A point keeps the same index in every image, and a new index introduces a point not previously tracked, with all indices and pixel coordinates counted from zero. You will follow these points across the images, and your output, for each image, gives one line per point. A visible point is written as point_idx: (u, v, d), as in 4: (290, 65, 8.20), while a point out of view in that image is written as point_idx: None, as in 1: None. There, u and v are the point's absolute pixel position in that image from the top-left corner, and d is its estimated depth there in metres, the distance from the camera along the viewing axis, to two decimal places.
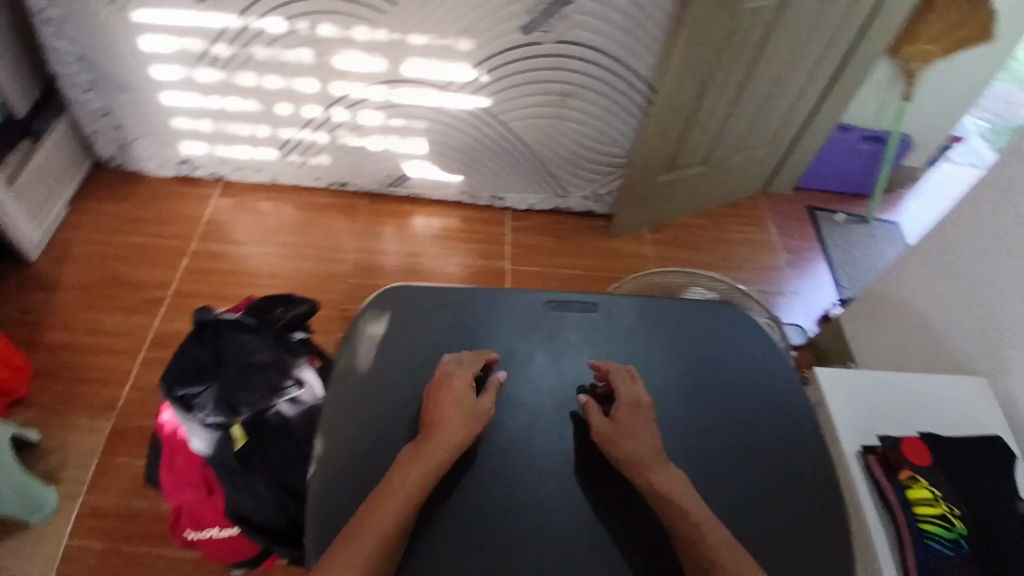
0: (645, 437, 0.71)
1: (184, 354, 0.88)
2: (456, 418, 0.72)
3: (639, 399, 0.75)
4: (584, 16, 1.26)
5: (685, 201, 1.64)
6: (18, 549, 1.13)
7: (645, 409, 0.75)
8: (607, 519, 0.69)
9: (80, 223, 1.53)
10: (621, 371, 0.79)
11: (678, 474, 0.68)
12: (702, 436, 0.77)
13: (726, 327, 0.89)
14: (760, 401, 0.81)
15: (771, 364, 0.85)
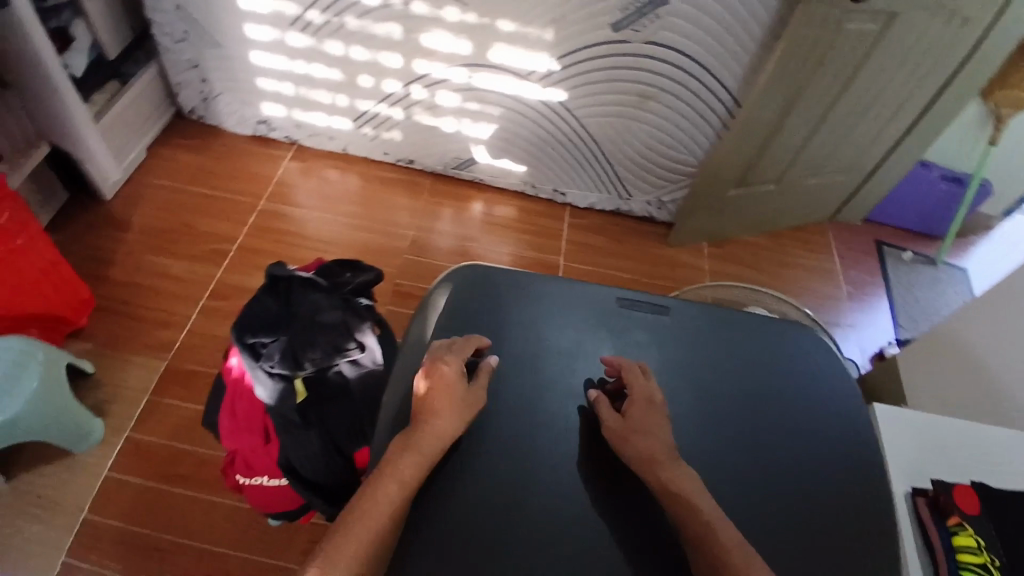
0: (657, 434, 0.68)
1: (256, 304, 0.90)
2: (450, 408, 0.68)
3: (650, 398, 0.72)
4: (676, 19, 1.24)
5: (749, 219, 1.61)
6: (66, 472, 1.17)
7: (655, 406, 0.71)
8: (606, 513, 0.68)
9: (156, 169, 1.58)
10: (632, 367, 0.75)
11: (689, 471, 0.65)
12: (766, 453, 0.75)
13: (800, 346, 0.85)
14: (827, 428, 0.79)
15: (844, 391, 0.82)
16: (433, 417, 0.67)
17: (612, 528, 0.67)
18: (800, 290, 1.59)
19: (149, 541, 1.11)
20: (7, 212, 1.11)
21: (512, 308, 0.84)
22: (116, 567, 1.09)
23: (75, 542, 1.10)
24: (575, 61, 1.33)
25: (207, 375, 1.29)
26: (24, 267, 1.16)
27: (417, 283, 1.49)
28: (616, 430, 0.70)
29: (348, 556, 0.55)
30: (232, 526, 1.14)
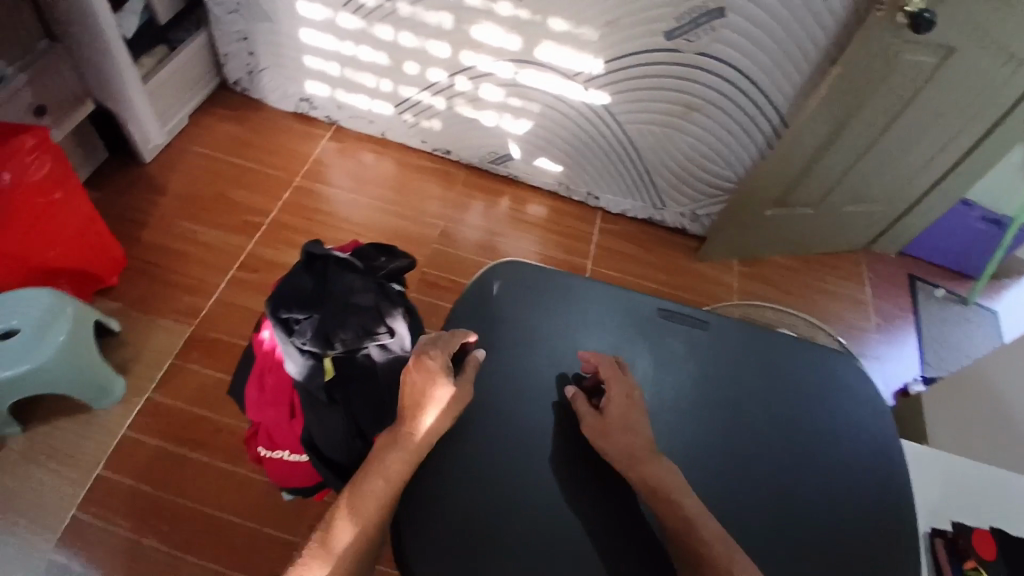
0: (636, 432, 0.68)
1: (291, 281, 0.90)
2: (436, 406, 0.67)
3: (630, 396, 0.71)
4: (731, 32, 1.22)
5: (784, 240, 1.59)
6: (84, 427, 1.17)
7: (633, 404, 0.71)
8: (591, 509, 0.71)
9: (196, 136, 1.59)
10: (609, 363, 0.75)
11: (669, 466, 0.65)
12: (792, 480, 0.74)
13: (837, 374, 0.83)
14: (858, 459, 0.77)
15: (877, 425, 0.80)
16: (417, 416, 0.66)
17: (604, 525, 0.70)
18: (826, 316, 1.57)
19: (160, 503, 1.12)
20: (48, 163, 1.12)
21: (551, 308, 0.85)
22: (125, 526, 1.09)
23: (87, 497, 1.11)
24: (622, 67, 1.33)
25: (230, 345, 1.30)
26: (61, 220, 1.17)
27: (443, 273, 1.48)
28: (593, 426, 0.70)
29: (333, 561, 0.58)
30: (242, 497, 1.15)
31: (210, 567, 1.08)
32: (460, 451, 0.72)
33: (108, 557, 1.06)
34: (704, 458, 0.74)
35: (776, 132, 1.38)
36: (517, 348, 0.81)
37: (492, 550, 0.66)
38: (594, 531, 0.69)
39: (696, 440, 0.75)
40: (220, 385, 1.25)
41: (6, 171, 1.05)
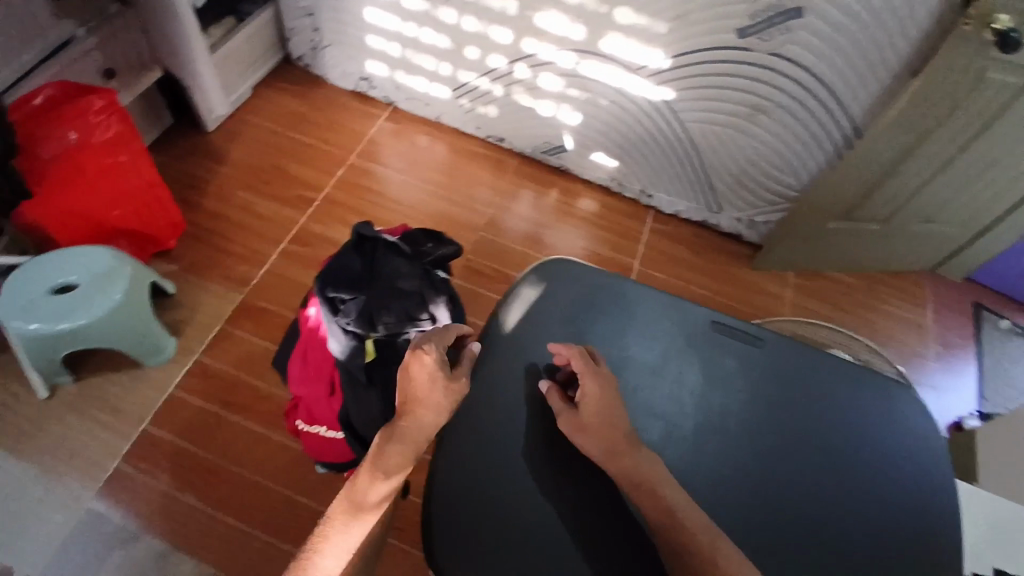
0: (611, 425, 0.66)
1: (341, 260, 0.92)
2: (428, 403, 0.65)
3: (603, 386, 0.69)
4: (808, 34, 1.16)
5: (844, 255, 1.52)
6: (135, 382, 1.22)
7: (609, 395, 0.69)
8: (592, 517, 0.69)
9: (258, 108, 1.62)
10: (580, 353, 0.72)
11: (653, 456, 0.65)
12: (829, 517, 0.70)
13: (899, 412, 0.77)
14: (903, 505, 0.72)
15: (933, 471, 0.74)
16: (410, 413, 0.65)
17: (601, 533, 0.68)
18: (879, 339, 1.51)
19: (200, 462, 1.16)
20: (116, 125, 1.17)
21: (601, 311, 0.81)
22: (167, 480, 1.14)
23: (134, 449, 1.16)
24: (688, 63, 1.28)
25: (276, 315, 1.33)
26: (126, 183, 1.22)
27: (488, 261, 1.48)
28: (571, 422, 0.68)
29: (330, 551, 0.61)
30: (278, 463, 1.18)
31: (243, 528, 1.11)
32: (494, 447, 0.72)
33: (148, 508, 1.11)
34: (746, 482, 0.71)
35: (846, 141, 1.32)
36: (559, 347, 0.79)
37: (505, 546, 0.67)
38: (593, 540, 0.68)
39: (739, 463, 0.72)
40: (265, 353, 1.29)
41: (71, 131, 1.12)
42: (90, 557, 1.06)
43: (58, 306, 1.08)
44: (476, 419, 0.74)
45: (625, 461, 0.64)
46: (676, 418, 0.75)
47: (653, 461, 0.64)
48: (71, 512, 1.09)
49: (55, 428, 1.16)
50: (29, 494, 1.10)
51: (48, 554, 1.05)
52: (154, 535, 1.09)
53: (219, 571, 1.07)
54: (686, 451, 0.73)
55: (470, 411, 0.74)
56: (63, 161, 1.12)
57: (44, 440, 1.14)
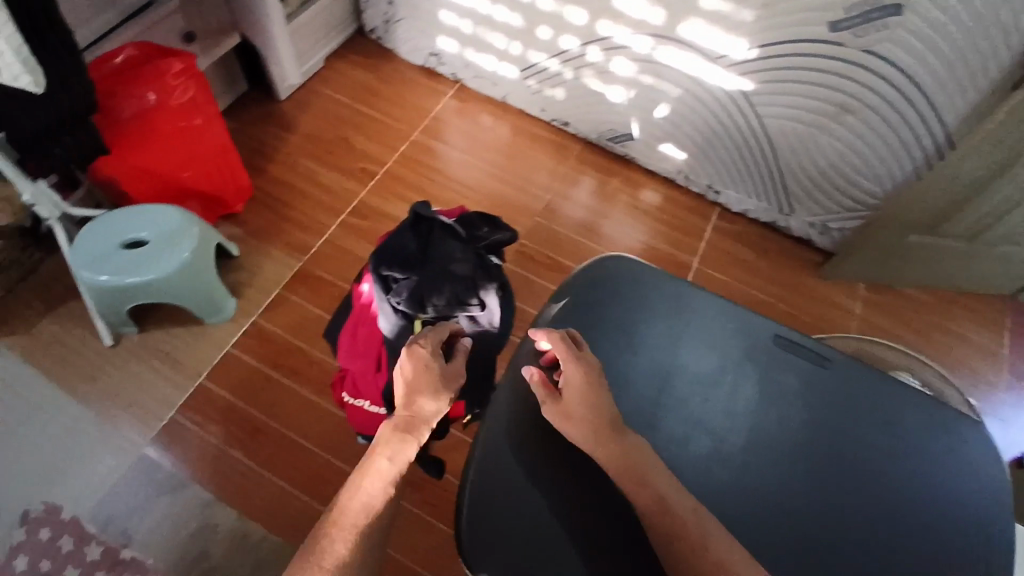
0: (597, 413, 0.66)
1: (396, 238, 0.92)
2: (428, 393, 0.71)
3: (586, 373, 0.68)
4: (909, 31, 1.07)
5: (925, 273, 1.42)
6: (195, 338, 1.28)
7: (591, 383, 0.68)
8: (606, 538, 0.67)
9: (329, 79, 1.64)
10: (560, 339, 0.71)
11: (638, 442, 0.65)
12: (879, 556, 0.66)
13: (976, 455, 0.70)
14: (965, 555, 0.66)
15: (1005, 523, 0.67)
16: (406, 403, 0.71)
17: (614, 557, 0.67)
18: (952, 363, 1.40)
19: (249, 420, 1.20)
20: (192, 89, 1.20)
21: (658, 315, 0.77)
22: (217, 434, 1.19)
23: (189, 402, 1.21)
24: (771, 55, 1.21)
25: (331, 285, 1.36)
26: (197, 146, 1.26)
27: (541, 248, 1.46)
28: (556, 412, 0.67)
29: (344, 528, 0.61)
30: (321, 429, 1.21)
31: (285, 488, 1.15)
32: (533, 452, 0.71)
33: (198, 459, 1.16)
34: (796, 510, 0.67)
35: (937, 153, 1.22)
36: (607, 347, 0.75)
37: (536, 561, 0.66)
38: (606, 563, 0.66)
39: (791, 489, 0.68)
40: (318, 321, 1.32)
41: (151, 92, 1.16)
42: (143, 500, 1.12)
43: (128, 261, 1.14)
44: (519, 421, 0.72)
45: (614, 448, 0.64)
46: (727, 433, 0.72)
47: (639, 447, 0.64)
48: (129, 456, 1.15)
49: (120, 375, 1.22)
50: (93, 435, 1.16)
51: (106, 493, 1.12)
52: (202, 485, 1.14)
53: (259, 527, 1.11)
54: (734, 468, 0.70)
55: (513, 415, 0.72)
56: (141, 122, 1.16)
57: (109, 386, 1.21)
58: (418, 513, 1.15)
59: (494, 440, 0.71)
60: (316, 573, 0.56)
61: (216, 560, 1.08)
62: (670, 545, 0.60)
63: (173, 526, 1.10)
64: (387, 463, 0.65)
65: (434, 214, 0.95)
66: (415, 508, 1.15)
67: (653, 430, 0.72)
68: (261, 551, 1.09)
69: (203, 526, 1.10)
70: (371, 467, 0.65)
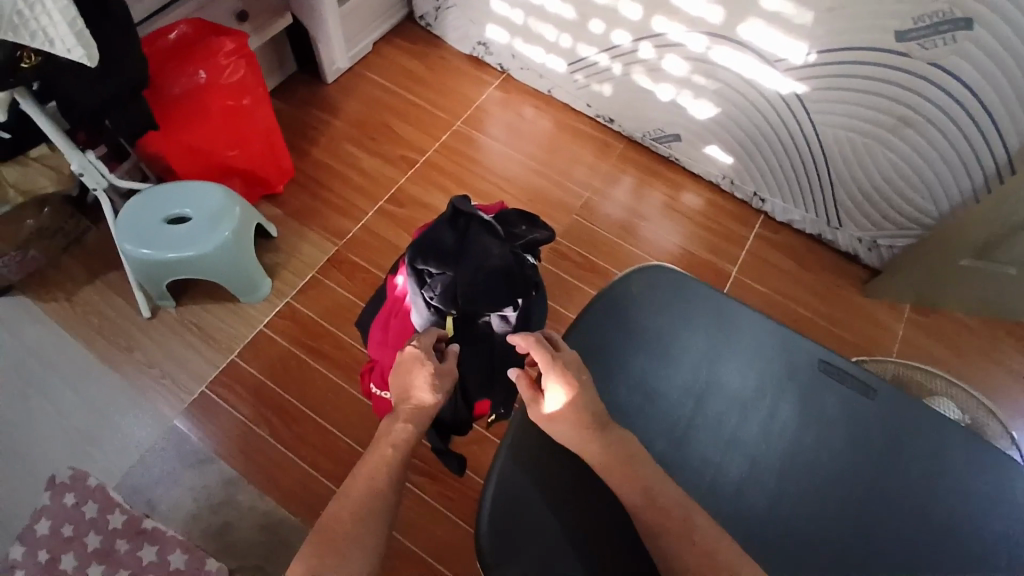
0: (580, 409, 0.65)
1: (433, 233, 0.91)
2: (424, 383, 0.74)
3: (564, 374, 0.67)
4: (982, 44, 1.02)
5: (977, 298, 1.35)
6: (229, 315, 1.29)
7: (571, 381, 0.67)
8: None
9: (375, 64, 1.64)
10: (536, 342, 0.70)
11: (621, 434, 0.65)
12: None
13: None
14: None
15: None
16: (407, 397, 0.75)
17: None
18: (999, 394, 1.33)
19: (277, 399, 1.22)
20: (242, 69, 1.21)
21: (698, 330, 0.75)
22: (244, 412, 1.20)
23: (219, 378, 1.23)
24: (831, 61, 1.16)
25: (364, 272, 1.36)
26: (245, 126, 1.27)
27: (576, 246, 1.44)
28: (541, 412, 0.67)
29: (356, 502, 0.62)
30: (347, 414, 1.22)
31: (307, 470, 1.16)
32: (553, 477, 0.69)
33: (225, 435, 1.18)
34: (829, 543, 0.65)
35: (999, 175, 1.16)
36: (640, 359, 0.73)
37: None
38: None
39: (825, 521, 0.66)
40: (350, 307, 1.32)
41: (201, 70, 1.17)
42: (170, 471, 1.14)
43: (170, 236, 1.16)
44: (539, 446, 0.70)
45: (595, 442, 0.64)
46: (761, 458, 0.69)
47: (626, 438, 0.65)
48: (158, 427, 1.18)
49: (155, 346, 1.25)
50: (126, 404, 1.19)
51: (136, 461, 1.15)
52: (226, 461, 1.16)
53: (280, 506, 1.13)
54: (767, 495, 0.67)
55: (530, 443, 0.70)
56: (191, 99, 1.18)
57: (143, 356, 1.24)
58: (436, 505, 1.15)
59: (512, 466, 0.69)
60: (333, 545, 0.58)
61: (236, 536, 1.10)
62: (657, 539, 0.60)
63: (197, 499, 1.12)
64: (392, 450, 0.69)
65: (473, 210, 0.93)
66: (434, 499, 1.15)
67: (684, 449, 0.70)
68: (280, 530, 1.11)
69: (226, 501, 1.12)
70: (376, 455, 0.68)
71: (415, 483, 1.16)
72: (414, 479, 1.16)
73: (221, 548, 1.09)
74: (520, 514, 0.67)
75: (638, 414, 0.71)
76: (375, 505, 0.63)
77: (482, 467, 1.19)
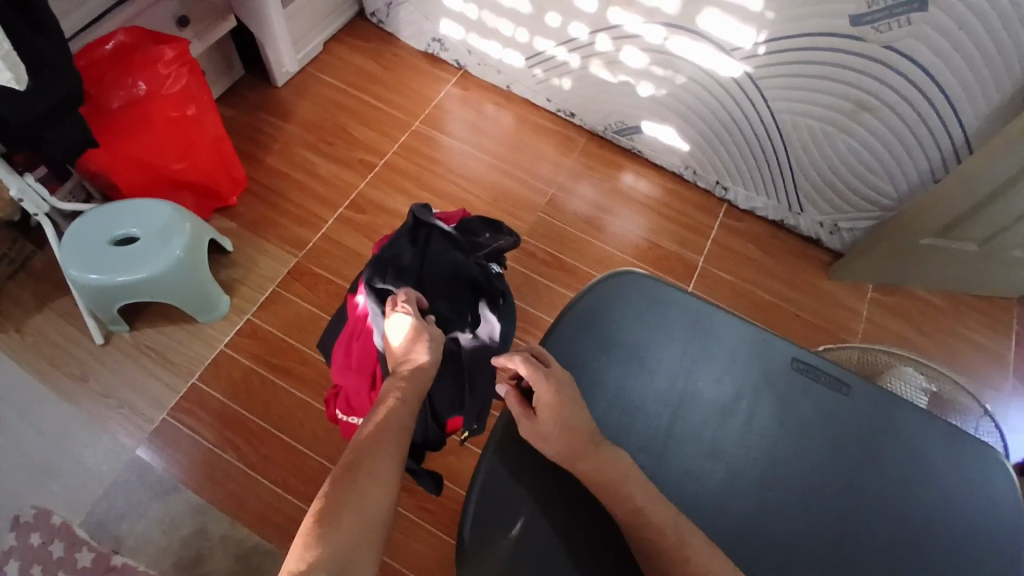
0: (572, 431, 0.63)
1: (393, 249, 0.92)
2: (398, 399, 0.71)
3: (558, 394, 0.65)
4: (934, 27, 1.03)
5: (937, 276, 1.38)
6: (188, 336, 1.24)
7: (565, 400, 0.65)
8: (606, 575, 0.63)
9: (327, 64, 1.58)
10: (527, 361, 0.68)
11: (609, 449, 0.63)
12: None
13: (995, 484, 0.67)
14: None
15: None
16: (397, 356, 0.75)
17: None
18: (961, 368, 1.36)
19: (242, 421, 1.18)
20: (184, 78, 1.15)
21: (671, 336, 0.74)
22: (210, 436, 1.16)
23: (181, 403, 1.18)
24: (789, 48, 1.16)
25: (327, 282, 1.32)
26: (192, 136, 1.21)
27: (543, 244, 1.42)
28: (530, 430, 0.65)
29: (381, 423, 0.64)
30: (316, 430, 1.18)
31: (278, 491, 1.13)
32: (530, 487, 0.66)
33: (190, 461, 1.14)
34: (811, 544, 0.65)
35: (956, 153, 1.18)
36: (616, 369, 0.72)
37: None
38: None
39: (806, 523, 0.66)
40: (315, 320, 1.28)
41: (142, 81, 1.10)
42: (135, 503, 1.10)
43: (119, 257, 1.10)
44: (519, 456, 0.67)
45: (574, 459, 0.62)
46: (742, 465, 0.69)
47: (613, 454, 0.63)
48: (120, 458, 1.13)
49: (109, 374, 1.19)
50: (83, 436, 1.14)
51: (97, 496, 1.10)
52: (193, 489, 1.12)
53: (252, 532, 1.09)
54: (749, 501, 0.67)
55: (511, 453, 0.67)
56: (132, 110, 1.12)
57: (98, 385, 1.18)
58: (412, 517, 1.13)
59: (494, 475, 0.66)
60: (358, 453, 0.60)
61: (209, 567, 1.06)
62: (644, 553, 0.59)
63: (165, 530, 1.08)
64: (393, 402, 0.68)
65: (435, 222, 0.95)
66: (411, 512, 1.13)
67: (665, 460, 0.69)
68: (253, 557, 1.07)
69: (196, 531, 1.09)
70: (380, 410, 0.67)
71: None
72: None
73: None
74: (501, 529, 0.63)
75: (617, 427, 0.70)
76: (387, 451, 0.61)
77: (458, 476, 1.17)
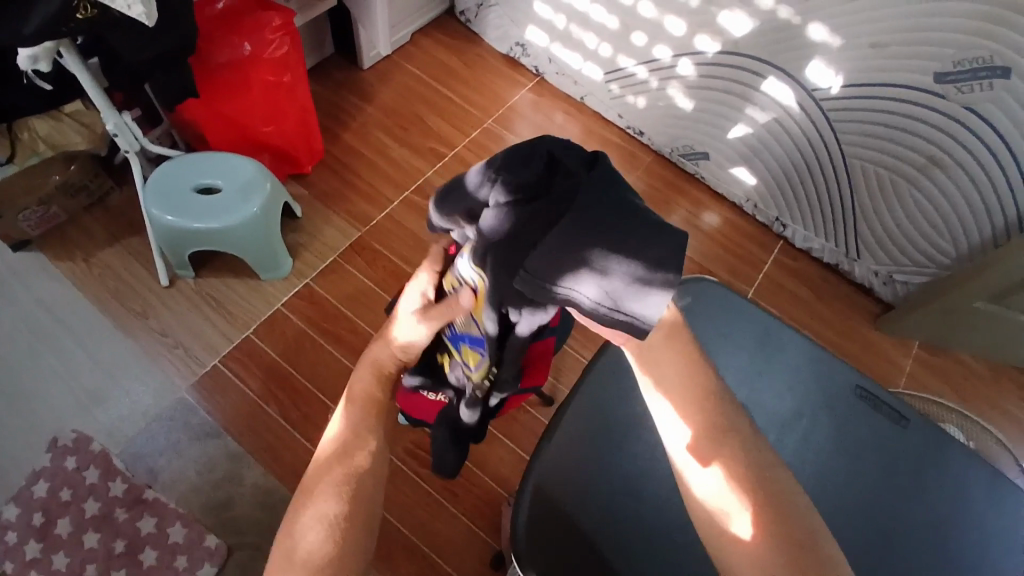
0: (700, 394, 0.62)
1: (576, 160, 0.55)
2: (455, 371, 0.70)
3: (688, 354, 0.62)
4: (1018, 94, 1.04)
5: (985, 343, 1.37)
6: (248, 290, 1.28)
7: (693, 364, 0.63)
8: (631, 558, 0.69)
9: (412, 54, 1.64)
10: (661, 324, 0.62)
11: (744, 442, 0.60)
12: None
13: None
14: None
15: None
16: (387, 354, 0.67)
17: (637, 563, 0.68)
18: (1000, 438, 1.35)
19: (288, 379, 1.21)
20: (286, 46, 1.20)
21: (739, 348, 0.75)
22: (255, 389, 1.19)
23: (233, 352, 1.22)
24: (868, 96, 1.18)
25: (385, 260, 1.36)
26: (283, 103, 1.26)
27: None
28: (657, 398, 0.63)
29: (342, 448, 0.63)
30: None
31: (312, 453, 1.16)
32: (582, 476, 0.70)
33: (233, 410, 1.17)
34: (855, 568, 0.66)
35: None
36: None
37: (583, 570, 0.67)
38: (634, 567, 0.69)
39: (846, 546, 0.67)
40: (368, 294, 1.32)
41: (247, 43, 1.16)
42: (174, 441, 1.13)
43: (182, 209, 1.14)
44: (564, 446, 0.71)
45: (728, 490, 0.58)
46: None
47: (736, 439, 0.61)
48: (167, 396, 1.17)
49: (170, 315, 1.23)
50: (135, 369, 1.18)
51: (140, 429, 1.14)
52: (231, 436, 1.15)
53: (282, 486, 1.12)
54: None
55: (557, 455, 0.70)
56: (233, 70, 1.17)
57: (157, 324, 1.22)
58: (437, 497, 1.14)
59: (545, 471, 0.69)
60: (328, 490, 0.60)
61: (239, 513, 1.10)
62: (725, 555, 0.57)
63: (200, 471, 1.12)
64: (350, 408, 0.65)
65: (629, 285, 0.52)
66: (438, 494, 1.15)
67: None
68: (278, 510, 1.10)
69: (229, 477, 1.12)
70: (344, 415, 0.65)
71: (419, 475, 1.16)
72: (418, 472, 1.16)
73: (219, 523, 1.09)
74: (548, 515, 0.68)
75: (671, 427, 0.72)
76: (358, 465, 0.62)
77: (488, 466, 1.18)
